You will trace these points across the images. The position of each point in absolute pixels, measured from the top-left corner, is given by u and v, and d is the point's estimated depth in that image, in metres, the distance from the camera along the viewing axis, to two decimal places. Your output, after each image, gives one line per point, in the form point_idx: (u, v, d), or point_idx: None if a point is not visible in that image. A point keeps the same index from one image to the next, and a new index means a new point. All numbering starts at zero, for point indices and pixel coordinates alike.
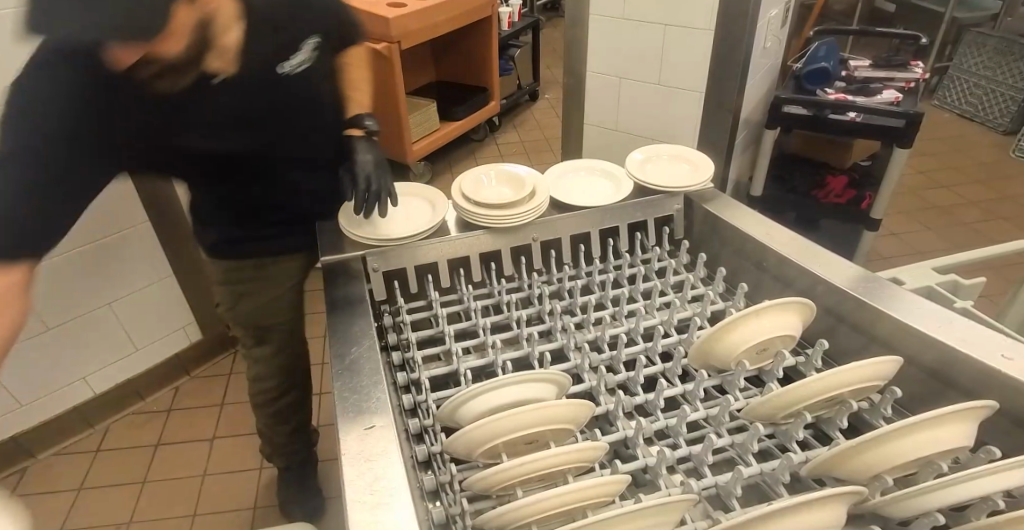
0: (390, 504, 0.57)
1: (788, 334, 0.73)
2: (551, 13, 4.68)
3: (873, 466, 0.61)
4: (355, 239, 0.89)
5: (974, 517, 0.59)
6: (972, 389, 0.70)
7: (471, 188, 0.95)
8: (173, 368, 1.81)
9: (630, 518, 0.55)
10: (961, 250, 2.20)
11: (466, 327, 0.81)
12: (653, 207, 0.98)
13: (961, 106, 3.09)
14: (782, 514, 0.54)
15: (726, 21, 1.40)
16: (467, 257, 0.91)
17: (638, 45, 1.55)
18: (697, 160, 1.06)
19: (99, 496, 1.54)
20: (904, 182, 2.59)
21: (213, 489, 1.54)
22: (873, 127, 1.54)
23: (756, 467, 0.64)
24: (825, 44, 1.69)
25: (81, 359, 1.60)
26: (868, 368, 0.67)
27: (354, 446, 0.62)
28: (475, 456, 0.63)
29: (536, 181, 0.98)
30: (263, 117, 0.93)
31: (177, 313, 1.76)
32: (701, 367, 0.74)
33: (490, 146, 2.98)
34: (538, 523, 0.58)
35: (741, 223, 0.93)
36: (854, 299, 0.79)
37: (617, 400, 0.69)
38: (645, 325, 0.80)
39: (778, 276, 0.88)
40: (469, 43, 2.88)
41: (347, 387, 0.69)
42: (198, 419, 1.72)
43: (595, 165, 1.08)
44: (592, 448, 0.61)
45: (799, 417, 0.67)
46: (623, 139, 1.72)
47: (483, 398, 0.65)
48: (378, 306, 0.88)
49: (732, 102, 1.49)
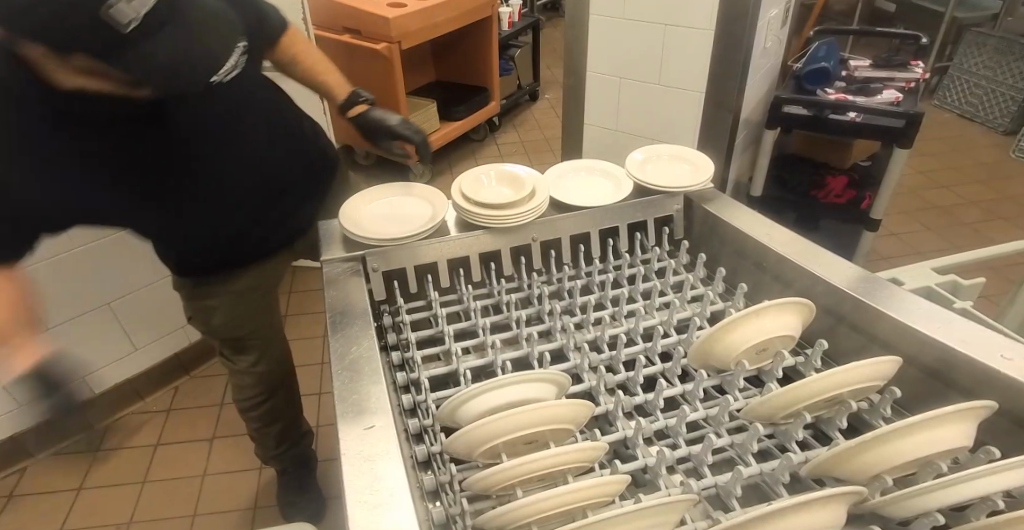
0: (390, 504, 0.57)
1: (787, 334, 0.73)
2: (551, 13, 4.69)
3: (873, 466, 0.61)
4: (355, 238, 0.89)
5: (974, 516, 0.59)
6: (971, 389, 0.70)
7: (471, 188, 0.95)
8: (173, 368, 1.81)
9: (630, 518, 0.55)
10: (961, 250, 2.20)
11: (466, 327, 0.81)
12: (653, 207, 0.98)
13: (961, 106, 3.09)
14: (782, 513, 0.54)
15: (726, 20, 1.40)
16: (466, 257, 0.91)
17: (638, 45, 1.55)
18: (696, 160, 1.06)
19: (98, 497, 1.54)
20: (904, 182, 2.59)
21: (213, 489, 1.54)
22: (873, 127, 1.54)
23: (756, 467, 0.64)
24: (825, 44, 1.69)
25: (81, 359, 1.60)
26: (867, 368, 0.67)
27: (353, 445, 0.62)
28: (475, 456, 0.63)
29: (536, 181, 0.98)
30: (187, 141, 0.92)
31: (175, 315, 1.76)
32: (701, 367, 0.74)
33: (490, 146, 2.98)
34: (538, 523, 0.58)
35: (740, 224, 0.93)
36: (854, 299, 0.79)
37: (617, 400, 0.69)
38: (645, 325, 0.80)
39: (778, 276, 0.88)
40: (469, 43, 2.88)
41: (347, 387, 0.69)
42: (197, 420, 1.73)
43: (595, 165, 1.08)
44: (592, 448, 0.61)
45: (798, 417, 0.67)
46: (623, 139, 1.72)
47: (482, 398, 0.65)
48: (378, 306, 0.88)
49: (732, 102, 1.49)
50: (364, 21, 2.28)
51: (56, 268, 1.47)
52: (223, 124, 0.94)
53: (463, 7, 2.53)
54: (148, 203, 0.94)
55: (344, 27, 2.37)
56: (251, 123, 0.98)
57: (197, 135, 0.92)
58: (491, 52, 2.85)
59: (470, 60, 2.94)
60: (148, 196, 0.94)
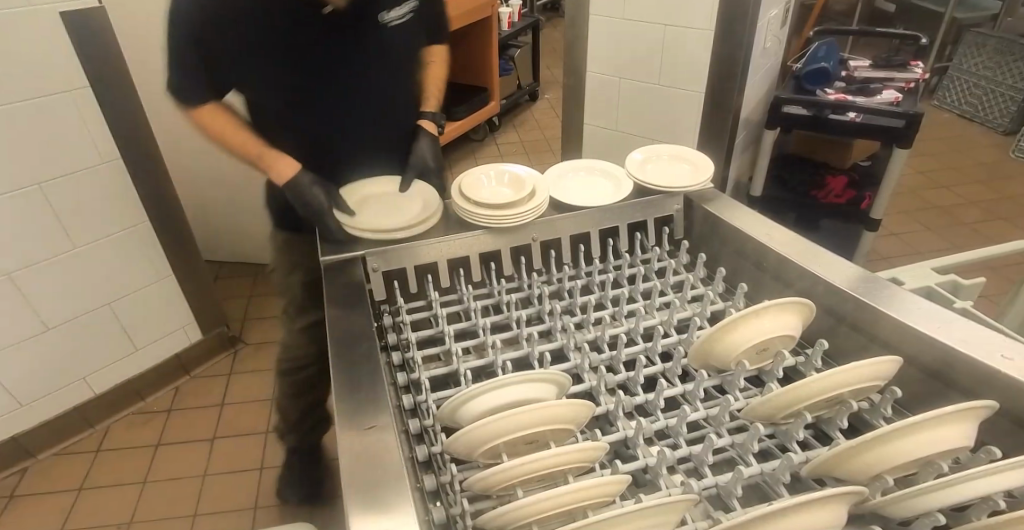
0: (390, 503, 0.57)
1: (788, 333, 0.73)
2: (551, 13, 4.69)
3: (873, 466, 0.61)
4: (354, 233, 0.90)
5: (974, 516, 0.59)
6: (971, 389, 0.70)
7: (470, 189, 0.95)
8: (173, 368, 1.81)
9: (630, 518, 0.55)
10: (961, 250, 2.20)
11: (466, 327, 0.81)
12: (653, 207, 0.98)
13: (961, 106, 3.09)
14: (782, 513, 0.54)
15: (725, 20, 1.40)
16: (466, 257, 0.91)
17: (638, 45, 1.55)
18: (696, 160, 1.06)
19: (99, 497, 1.53)
20: (904, 182, 2.59)
21: (213, 488, 1.54)
22: (873, 127, 1.54)
23: (756, 467, 0.64)
24: (825, 44, 1.69)
25: (83, 358, 1.60)
26: (867, 368, 0.67)
27: (355, 444, 0.62)
28: (475, 456, 0.63)
29: (536, 180, 0.98)
30: (347, 61, 1.05)
31: (178, 312, 1.76)
32: (701, 367, 0.74)
33: (490, 146, 2.99)
34: (538, 523, 0.58)
35: (741, 223, 0.93)
36: (854, 299, 0.79)
37: (617, 400, 0.69)
38: (645, 325, 0.80)
39: (778, 276, 0.88)
40: (469, 43, 2.88)
41: (347, 387, 0.69)
42: (198, 419, 1.73)
43: (595, 164, 1.08)
44: (592, 448, 0.61)
45: (799, 417, 0.67)
46: (624, 139, 1.72)
47: (483, 398, 0.65)
48: (377, 306, 0.88)
49: (732, 102, 1.49)
50: None
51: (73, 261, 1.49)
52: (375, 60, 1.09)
53: (463, 7, 2.53)
54: (291, 105, 1.05)
55: None
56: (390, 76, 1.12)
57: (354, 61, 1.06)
58: (491, 52, 2.85)
59: (470, 60, 2.93)
60: (290, 102, 1.04)
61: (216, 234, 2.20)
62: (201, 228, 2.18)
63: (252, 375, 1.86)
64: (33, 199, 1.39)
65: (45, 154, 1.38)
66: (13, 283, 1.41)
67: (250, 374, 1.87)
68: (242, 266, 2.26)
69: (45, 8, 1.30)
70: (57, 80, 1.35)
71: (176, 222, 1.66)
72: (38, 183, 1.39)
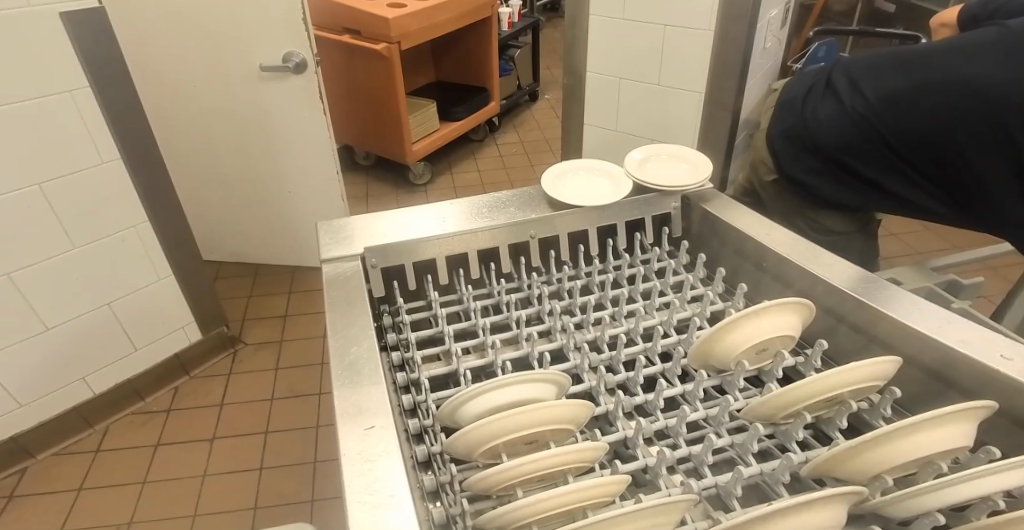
0: (391, 504, 0.57)
1: (788, 333, 0.73)
2: (551, 13, 4.71)
3: (875, 466, 0.61)
4: None
5: (974, 516, 0.59)
6: (973, 389, 0.69)
7: (650, 171, 1.05)
8: (173, 369, 1.83)
9: (629, 518, 0.55)
10: (959, 249, 2.21)
11: (466, 327, 0.81)
12: (653, 205, 0.97)
13: None
14: (782, 514, 0.54)
15: (725, 21, 1.41)
16: (466, 254, 0.90)
17: (637, 44, 1.55)
18: (694, 159, 1.07)
19: (100, 496, 1.54)
20: None
21: (212, 489, 1.54)
22: None
23: (756, 467, 0.64)
24: (823, 44, 1.70)
25: (81, 359, 1.61)
26: (867, 368, 0.67)
27: (354, 446, 0.62)
28: (475, 456, 0.63)
29: (630, 166, 1.05)
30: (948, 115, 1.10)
31: (175, 314, 1.77)
32: (701, 367, 0.74)
33: (490, 147, 3.01)
34: (538, 523, 0.58)
35: (741, 223, 0.93)
36: (854, 300, 0.79)
37: (617, 400, 0.69)
38: (645, 325, 0.79)
39: (777, 276, 0.88)
40: (469, 42, 2.86)
41: (348, 388, 0.69)
42: (197, 419, 1.73)
43: (595, 165, 1.10)
44: (592, 448, 0.61)
45: (798, 417, 0.67)
46: (623, 139, 1.72)
47: (484, 397, 0.65)
48: (377, 306, 0.88)
49: (730, 103, 1.50)
50: (364, 21, 2.28)
51: (78, 260, 1.51)
52: (913, 135, 1.15)
53: (464, 6, 2.53)
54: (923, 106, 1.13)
55: (344, 28, 2.37)
56: (894, 200, 1.26)
57: (918, 99, 1.13)
58: (492, 52, 2.84)
59: (470, 61, 2.94)
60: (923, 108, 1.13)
61: (241, 233, 2.26)
62: (224, 228, 2.26)
63: (252, 375, 1.87)
64: (31, 199, 1.40)
65: (60, 151, 1.41)
66: (13, 283, 1.42)
67: (250, 374, 1.87)
68: (240, 266, 2.33)
69: (46, 9, 1.31)
70: (57, 81, 1.37)
71: (175, 213, 1.67)
72: (37, 184, 1.40)
